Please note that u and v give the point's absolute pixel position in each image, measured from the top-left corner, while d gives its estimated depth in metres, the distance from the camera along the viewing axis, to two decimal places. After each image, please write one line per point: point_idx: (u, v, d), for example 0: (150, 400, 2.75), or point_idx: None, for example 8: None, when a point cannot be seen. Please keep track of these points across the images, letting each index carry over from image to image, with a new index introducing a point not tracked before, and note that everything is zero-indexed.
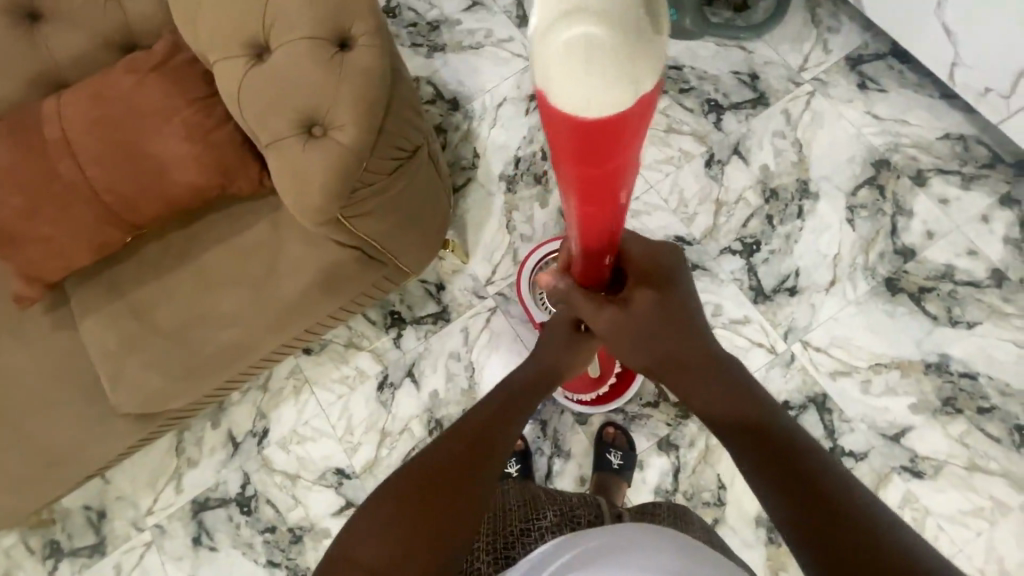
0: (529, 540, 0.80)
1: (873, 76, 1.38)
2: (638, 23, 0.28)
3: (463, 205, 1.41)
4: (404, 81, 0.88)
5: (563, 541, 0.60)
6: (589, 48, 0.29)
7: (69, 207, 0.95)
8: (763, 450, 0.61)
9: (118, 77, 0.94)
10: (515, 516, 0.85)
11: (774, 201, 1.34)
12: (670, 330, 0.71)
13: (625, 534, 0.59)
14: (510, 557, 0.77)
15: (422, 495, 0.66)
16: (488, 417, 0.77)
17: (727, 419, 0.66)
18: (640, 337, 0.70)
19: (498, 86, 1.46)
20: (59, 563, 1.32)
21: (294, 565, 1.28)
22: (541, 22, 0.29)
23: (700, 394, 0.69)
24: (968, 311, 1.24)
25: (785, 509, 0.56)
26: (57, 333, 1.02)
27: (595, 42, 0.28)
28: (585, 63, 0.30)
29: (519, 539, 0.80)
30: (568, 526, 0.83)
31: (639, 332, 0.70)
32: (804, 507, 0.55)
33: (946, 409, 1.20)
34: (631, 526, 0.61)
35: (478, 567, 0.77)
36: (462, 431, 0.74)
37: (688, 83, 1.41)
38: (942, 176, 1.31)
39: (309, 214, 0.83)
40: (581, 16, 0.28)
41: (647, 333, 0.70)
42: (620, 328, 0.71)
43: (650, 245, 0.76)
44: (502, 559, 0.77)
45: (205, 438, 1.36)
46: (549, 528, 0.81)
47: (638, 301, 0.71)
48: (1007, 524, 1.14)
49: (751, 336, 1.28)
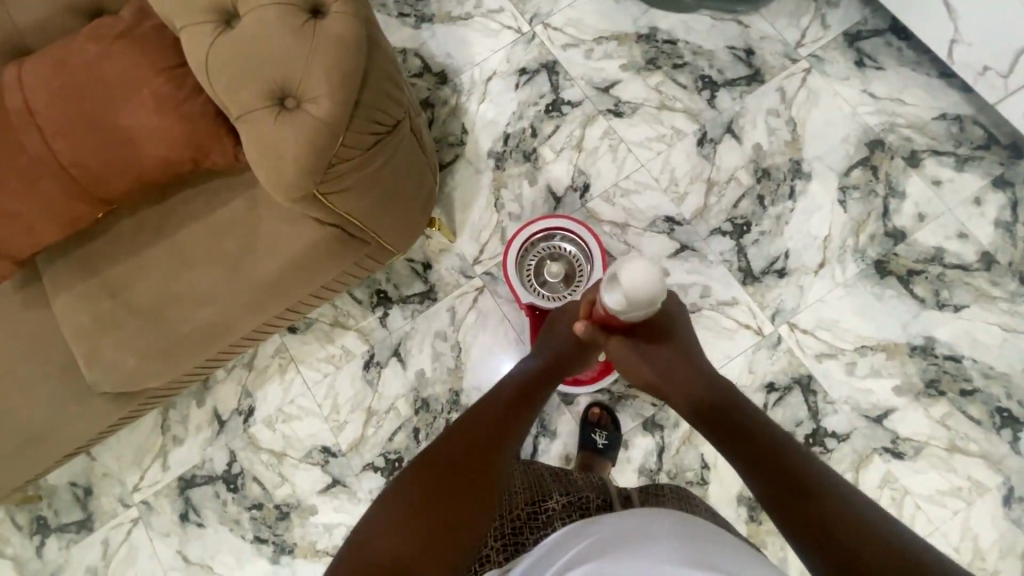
0: (535, 525, 0.79)
1: (871, 53, 1.35)
2: (646, 309, 0.68)
3: (450, 181, 1.38)
4: (383, 50, 0.84)
5: (579, 532, 0.60)
6: (625, 312, 0.69)
7: (35, 182, 0.92)
8: (751, 451, 0.69)
9: (81, 45, 0.90)
10: (522, 498, 0.83)
11: (766, 181, 1.32)
12: (667, 357, 0.81)
13: (640, 526, 0.57)
14: (519, 544, 0.77)
15: (424, 491, 0.66)
16: (488, 411, 0.78)
17: (735, 433, 0.72)
18: (643, 359, 0.81)
19: (487, 60, 1.42)
20: (46, 539, 1.33)
21: (282, 542, 1.29)
22: (612, 303, 0.69)
23: (689, 399, 0.78)
24: (956, 294, 1.24)
25: (803, 514, 0.59)
26: (29, 312, 1.01)
27: (631, 313, 0.69)
28: (623, 313, 0.70)
29: (528, 525, 0.79)
30: (577, 511, 0.81)
31: (644, 356, 0.81)
32: (823, 514, 0.58)
33: (929, 391, 1.21)
34: (642, 514, 0.60)
35: (487, 555, 0.76)
36: (462, 426, 0.75)
37: (681, 58, 1.38)
38: (936, 157, 1.29)
39: (284, 190, 0.80)
40: (623, 308, 0.68)
41: (650, 358, 0.81)
42: (630, 357, 0.82)
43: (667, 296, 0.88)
44: (511, 546, 0.77)
45: (190, 415, 1.36)
46: (558, 512, 0.80)
47: (647, 339, 0.82)
48: (983, 503, 1.16)
49: (738, 318, 1.27)
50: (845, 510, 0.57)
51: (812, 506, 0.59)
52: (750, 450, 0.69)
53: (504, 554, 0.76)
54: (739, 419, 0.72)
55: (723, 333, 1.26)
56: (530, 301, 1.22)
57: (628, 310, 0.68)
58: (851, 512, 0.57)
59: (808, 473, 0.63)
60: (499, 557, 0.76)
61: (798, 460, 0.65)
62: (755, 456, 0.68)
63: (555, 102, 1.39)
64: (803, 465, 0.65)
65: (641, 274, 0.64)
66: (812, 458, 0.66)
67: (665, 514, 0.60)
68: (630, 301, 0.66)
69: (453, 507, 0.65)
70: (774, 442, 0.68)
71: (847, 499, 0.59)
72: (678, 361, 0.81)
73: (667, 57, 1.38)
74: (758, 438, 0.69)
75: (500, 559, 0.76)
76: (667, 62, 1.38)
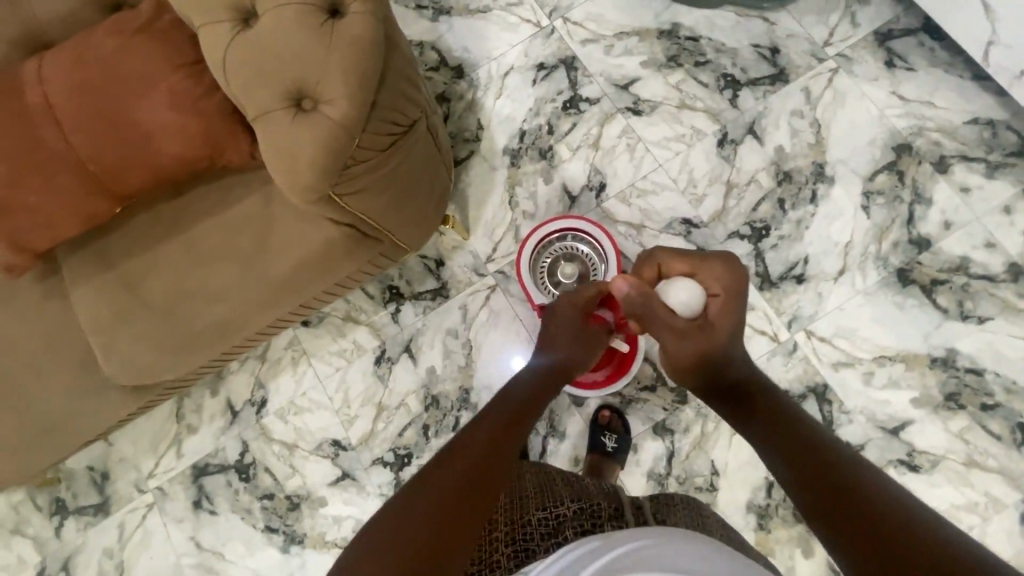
0: (546, 531, 0.79)
1: (902, 53, 1.31)
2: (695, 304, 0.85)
3: (465, 177, 1.37)
4: (400, 51, 0.83)
5: (604, 546, 0.58)
6: (683, 304, 0.84)
7: (54, 176, 0.93)
8: (792, 451, 0.67)
9: (100, 39, 0.90)
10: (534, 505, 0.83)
11: (788, 183, 1.29)
12: (705, 337, 0.83)
13: (677, 549, 0.56)
14: (530, 550, 0.76)
15: (443, 482, 0.64)
16: (505, 415, 0.79)
17: (765, 428, 0.73)
18: (692, 335, 0.83)
19: (505, 54, 1.40)
20: (64, 521, 1.36)
21: (292, 532, 1.31)
22: (677, 301, 0.84)
23: (731, 399, 0.81)
24: (980, 305, 1.20)
25: (843, 509, 0.55)
26: (47, 303, 1.03)
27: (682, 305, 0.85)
28: (682, 305, 0.84)
29: (538, 531, 0.79)
30: (588, 517, 0.81)
31: (693, 332, 0.83)
32: (865, 506, 0.53)
33: (948, 404, 1.18)
34: (676, 538, 0.59)
35: (496, 561, 0.76)
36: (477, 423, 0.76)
37: (704, 55, 1.35)
38: (965, 163, 1.25)
39: (299, 191, 0.80)
40: (681, 302, 0.84)
41: (691, 336, 0.83)
42: (682, 336, 0.83)
43: (728, 280, 0.87)
44: (522, 551, 0.76)
45: (204, 405, 1.38)
46: (568, 516, 0.80)
47: (694, 321, 0.85)
48: (999, 520, 1.14)
49: (754, 324, 1.25)
50: (884, 500, 0.53)
51: (856, 501, 0.55)
52: (784, 445, 0.68)
53: (514, 561, 0.75)
54: (765, 412, 0.76)
55: None
56: (542, 302, 1.22)
57: (683, 304, 0.84)
58: (889, 508, 0.52)
59: (845, 472, 0.59)
60: (510, 563, 0.75)
61: (834, 456, 0.63)
62: (780, 449, 0.68)
63: (573, 98, 1.36)
64: (846, 463, 0.61)
65: (689, 284, 0.85)
66: (858, 461, 0.62)
67: (694, 539, 0.60)
68: (684, 300, 0.84)
69: (468, 497, 0.63)
70: (799, 434, 0.69)
71: (888, 498, 0.54)
72: (720, 339, 0.84)
73: (690, 54, 1.35)
74: (782, 433, 0.71)
75: (511, 565, 0.75)
76: (689, 60, 1.35)
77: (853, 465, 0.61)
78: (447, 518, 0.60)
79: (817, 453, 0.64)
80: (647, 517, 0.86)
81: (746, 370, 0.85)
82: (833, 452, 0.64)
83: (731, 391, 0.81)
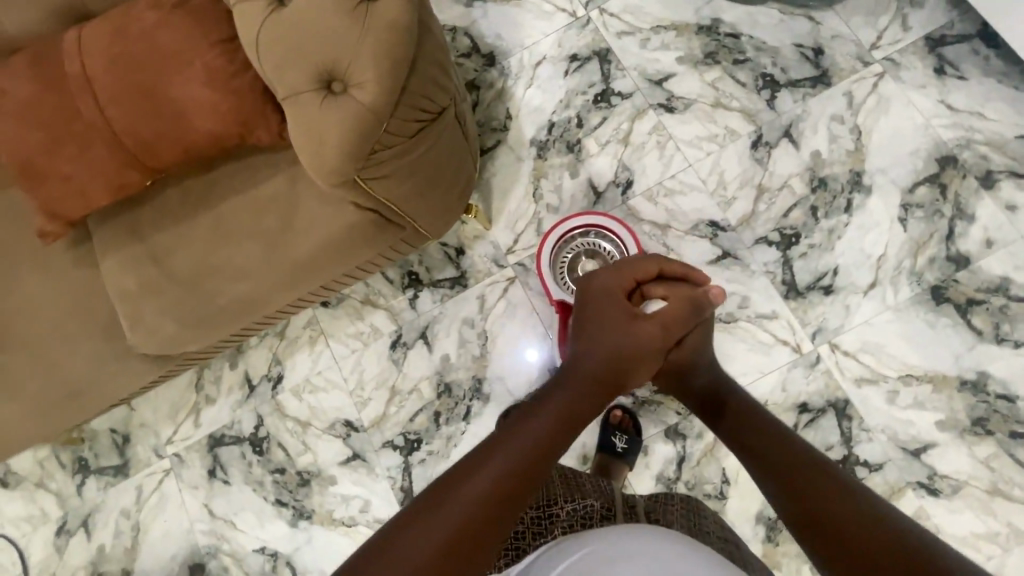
0: (537, 530, 0.81)
1: (954, 60, 1.25)
2: None
3: (490, 167, 1.36)
4: (433, 37, 0.83)
5: (569, 547, 0.58)
6: None
7: (90, 146, 0.95)
8: (783, 464, 0.68)
9: (140, 13, 0.92)
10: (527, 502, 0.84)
11: (822, 191, 1.25)
12: (677, 350, 0.88)
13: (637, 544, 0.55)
14: (520, 549, 0.82)
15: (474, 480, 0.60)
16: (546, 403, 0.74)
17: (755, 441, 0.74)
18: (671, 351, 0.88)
19: (538, 43, 1.37)
20: (86, 479, 1.41)
21: (301, 507, 1.34)
22: None
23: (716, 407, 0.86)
24: (1018, 329, 1.15)
25: (834, 525, 0.56)
26: (79, 269, 1.06)
27: None
28: None
29: (530, 530, 0.81)
30: (578, 523, 0.81)
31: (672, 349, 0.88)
32: (853, 523, 0.55)
33: (975, 429, 1.14)
34: (632, 530, 0.59)
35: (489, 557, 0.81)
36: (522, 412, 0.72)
37: (743, 53, 1.31)
38: (1014, 179, 1.19)
39: (325, 174, 0.80)
40: None
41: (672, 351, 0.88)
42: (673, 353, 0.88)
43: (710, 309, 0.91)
44: (513, 550, 0.82)
45: (223, 377, 1.41)
46: (559, 520, 0.81)
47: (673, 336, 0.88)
48: (1020, 551, 1.10)
49: (777, 333, 1.22)
50: (869, 515, 0.55)
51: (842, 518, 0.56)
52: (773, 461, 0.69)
53: (505, 560, 0.82)
54: (760, 429, 0.76)
55: (758, 347, 1.22)
56: (559, 297, 1.21)
57: None
58: (874, 523, 0.53)
59: (834, 486, 0.61)
60: (502, 563, 0.82)
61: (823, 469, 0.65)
62: (767, 460, 0.70)
63: (605, 92, 1.34)
64: (832, 476, 0.63)
65: None
66: (844, 473, 0.63)
67: (654, 529, 0.59)
68: None
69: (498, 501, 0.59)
70: (786, 446, 0.71)
71: (874, 515, 0.55)
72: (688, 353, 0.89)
73: (728, 52, 1.31)
74: (773, 448, 0.72)
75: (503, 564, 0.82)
76: (727, 57, 1.31)
77: (840, 477, 0.62)
78: (473, 525, 0.56)
79: (814, 470, 0.65)
80: (640, 518, 0.84)
81: (715, 375, 0.91)
82: (825, 469, 0.65)
83: (710, 398, 0.88)
